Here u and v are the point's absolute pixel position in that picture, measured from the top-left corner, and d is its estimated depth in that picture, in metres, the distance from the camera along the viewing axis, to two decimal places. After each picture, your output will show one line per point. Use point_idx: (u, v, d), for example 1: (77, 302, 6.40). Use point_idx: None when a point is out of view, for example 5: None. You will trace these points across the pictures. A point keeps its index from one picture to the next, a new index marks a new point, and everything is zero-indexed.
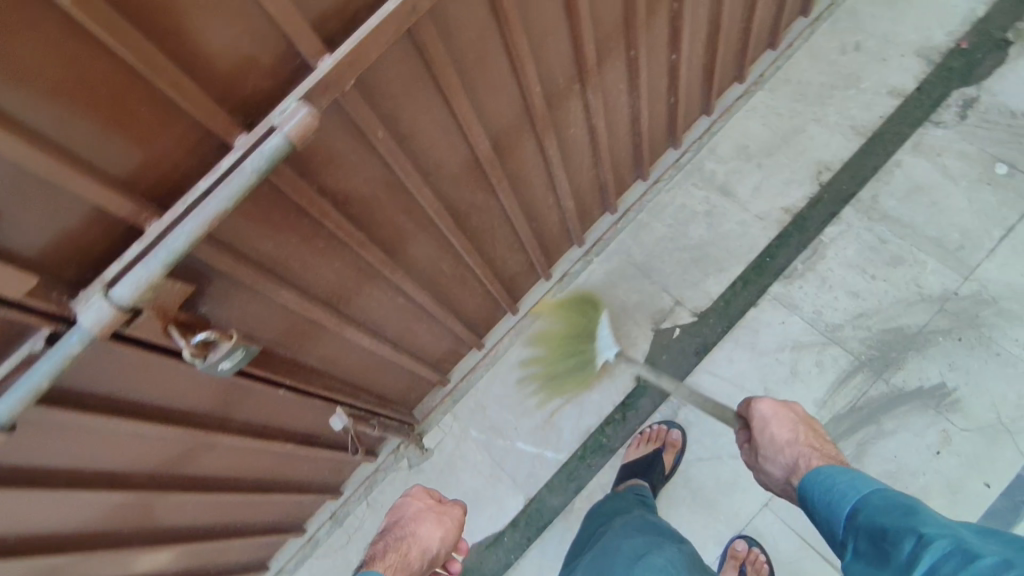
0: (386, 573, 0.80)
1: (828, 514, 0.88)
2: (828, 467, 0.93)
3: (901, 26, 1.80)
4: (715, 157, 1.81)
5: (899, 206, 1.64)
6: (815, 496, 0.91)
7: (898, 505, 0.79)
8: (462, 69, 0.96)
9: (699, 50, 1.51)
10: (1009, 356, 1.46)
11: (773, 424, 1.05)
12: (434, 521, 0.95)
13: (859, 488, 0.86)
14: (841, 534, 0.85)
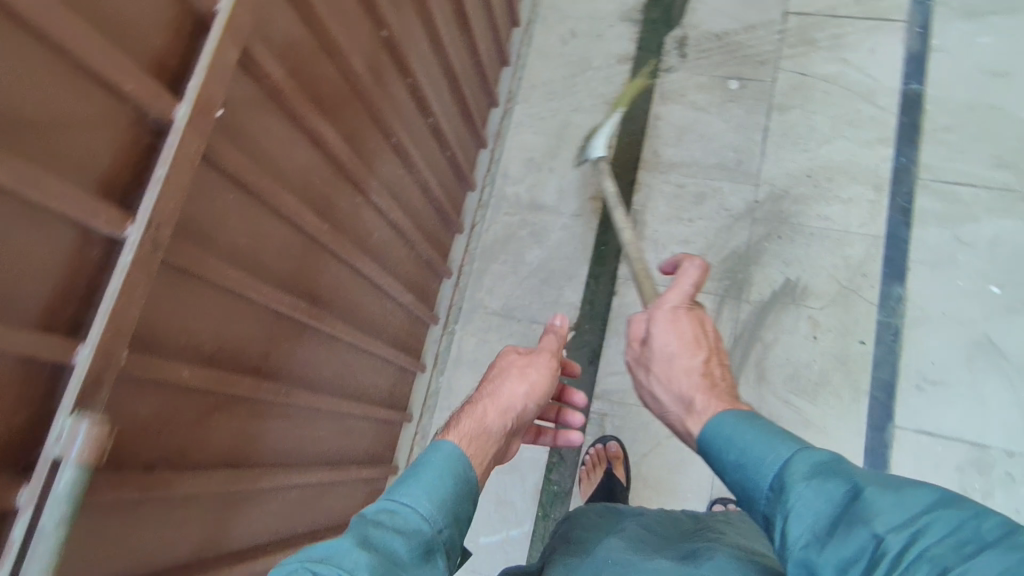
0: (458, 447, 0.78)
1: (741, 481, 0.78)
2: (736, 419, 0.82)
3: (597, 2, 1.97)
4: (511, 180, 1.85)
5: (678, 150, 1.78)
6: (727, 454, 0.80)
7: (834, 478, 0.69)
8: (239, 251, 0.87)
9: (448, 101, 1.52)
10: (821, 230, 1.65)
11: (676, 348, 0.97)
12: (518, 378, 0.95)
13: (773, 449, 0.75)
14: (759, 503, 0.75)
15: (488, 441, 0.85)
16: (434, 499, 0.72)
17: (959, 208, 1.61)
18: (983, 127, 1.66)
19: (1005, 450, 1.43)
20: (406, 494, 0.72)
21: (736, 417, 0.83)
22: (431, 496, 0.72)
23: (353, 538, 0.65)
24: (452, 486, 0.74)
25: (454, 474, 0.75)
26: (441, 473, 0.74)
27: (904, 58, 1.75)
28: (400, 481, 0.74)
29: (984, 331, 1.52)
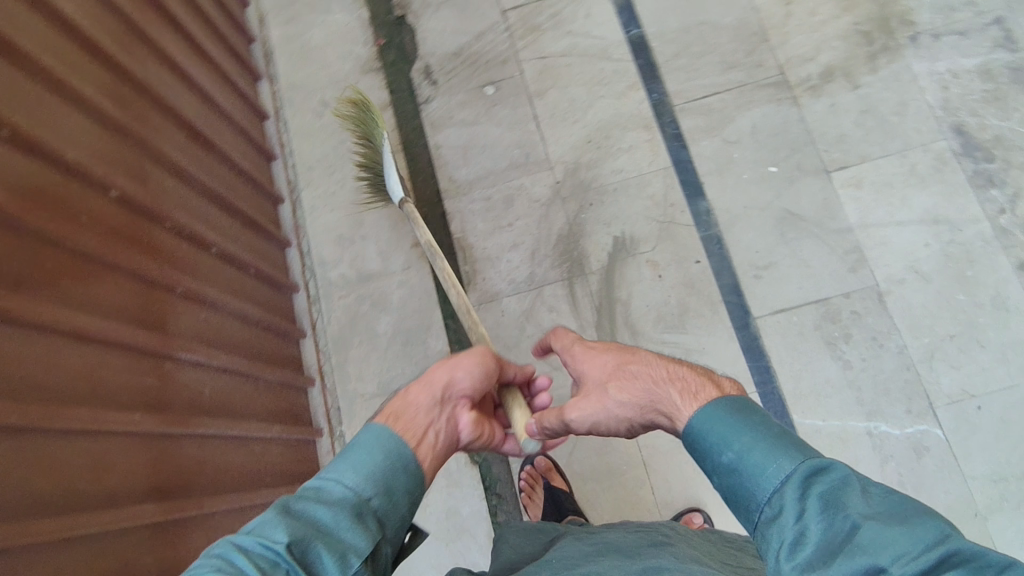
0: (384, 428, 0.82)
1: (738, 483, 0.77)
2: (732, 416, 0.81)
3: (332, 64, 1.96)
4: (330, 262, 1.80)
5: (469, 168, 1.82)
6: (721, 454, 0.80)
7: (833, 504, 0.69)
8: (44, 491, 0.82)
9: (222, 222, 1.45)
10: (620, 183, 1.76)
11: (600, 373, 1.00)
12: (442, 359, 0.98)
13: (773, 461, 0.75)
14: (751, 509, 0.76)
15: (419, 423, 0.87)
16: (366, 471, 0.77)
17: (717, 116, 1.78)
18: (702, 42, 1.84)
19: (842, 295, 1.61)
20: (338, 470, 0.77)
21: (730, 410, 0.82)
22: (361, 469, 0.77)
23: (280, 508, 0.69)
24: (382, 459, 0.79)
25: (382, 450, 0.80)
26: (371, 453, 0.79)
27: (616, 10, 1.91)
28: (333, 463, 0.79)
29: (782, 206, 1.69)
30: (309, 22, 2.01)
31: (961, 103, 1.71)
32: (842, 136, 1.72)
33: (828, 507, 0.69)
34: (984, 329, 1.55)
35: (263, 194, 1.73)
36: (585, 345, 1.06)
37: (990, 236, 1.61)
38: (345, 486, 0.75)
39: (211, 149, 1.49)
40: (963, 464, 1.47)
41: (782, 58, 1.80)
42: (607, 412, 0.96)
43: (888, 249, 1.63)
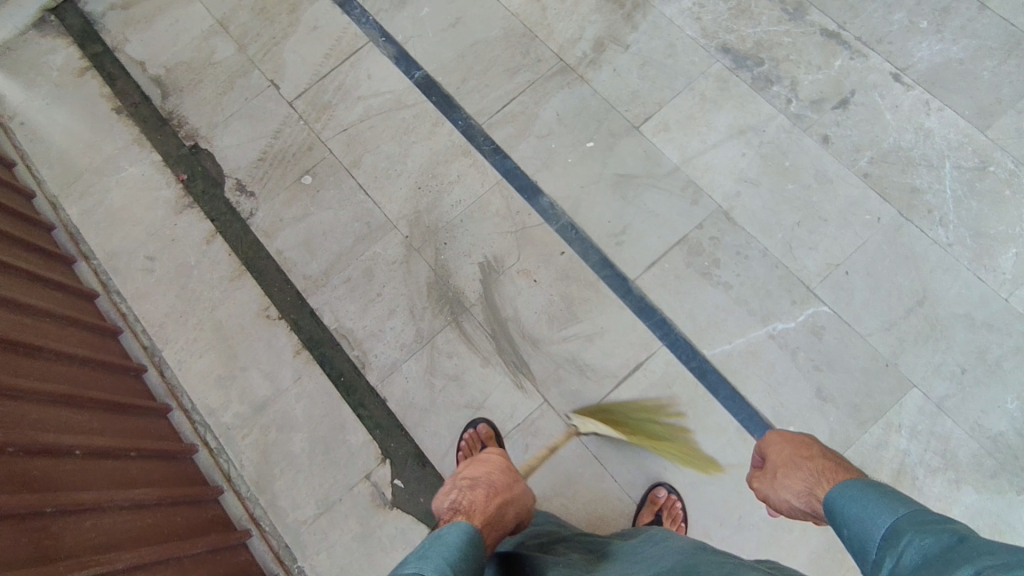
0: (473, 530, 0.95)
1: (860, 535, 0.87)
2: (855, 484, 0.95)
3: (143, 217, 1.88)
4: (220, 408, 1.70)
5: (319, 259, 1.79)
6: (847, 514, 0.91)
7: (936, 530, 0.76)
8: None
9: (80, 418, 1.34)
10: (464, 213, 1.78)
11: (794, 450, 1.15)
12: (516, 495, 1.16)
13: (892, 510, 0.85)
14: (875, 555, 0.83)
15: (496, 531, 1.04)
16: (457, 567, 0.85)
17: (522, 118, 1.85)
18: (482, 61, 1.92)
19: (696, 228, 1.70)
20: (435, 562, 0.85)
21: (868, 487, 0.93)
22: (453, 562, 0.86)
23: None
24: (467, 554, 0.89)
25: (471, 547, 0.91)
26: (460, 547, 0.90)
27: (393, 62, 1.95)
28: (429, 553, 0.88)
29: (612, 172, 1.77)
30: (102, 187, 1.93)
31: (717, 27, 1.87)
32: (635, 93, 1.83)
33: (934, 532, 0.76)
34: (821, 205, 1.68)
35: (120, 372, 1.61)
36: (782, 431, 1.23)
37: (790, 126, 1.75)
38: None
39: (40, 353, 1.37)
40: (858, 327, 1.58)
41: (555, 46, 1.90)
42: (791, 487, 1.09)
43: (715, 171, 1.74)
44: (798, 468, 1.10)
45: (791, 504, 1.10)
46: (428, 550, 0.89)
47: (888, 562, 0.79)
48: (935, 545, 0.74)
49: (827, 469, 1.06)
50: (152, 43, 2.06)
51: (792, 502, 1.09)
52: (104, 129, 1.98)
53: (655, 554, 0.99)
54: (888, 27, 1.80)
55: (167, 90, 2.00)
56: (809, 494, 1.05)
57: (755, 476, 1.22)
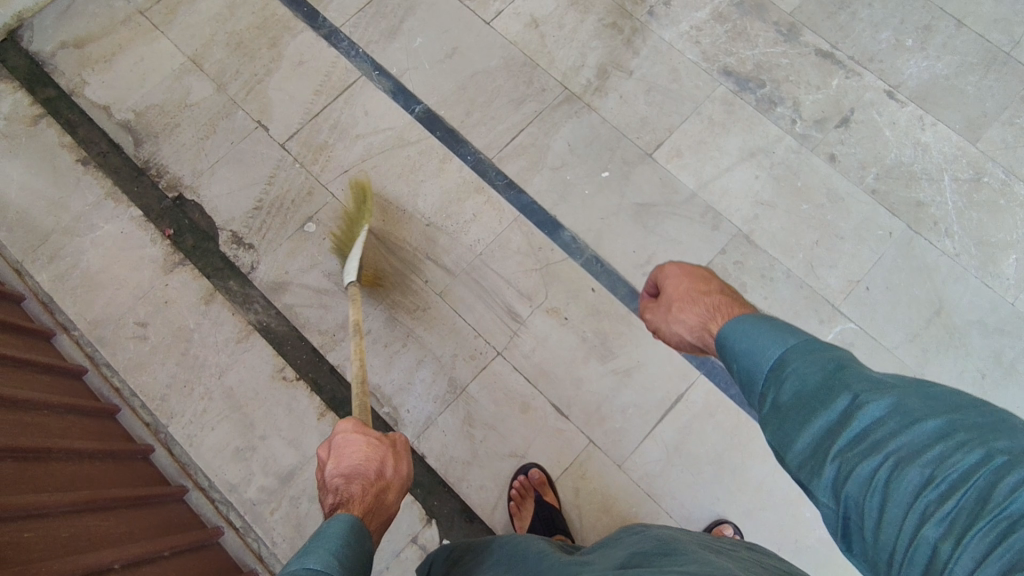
0: (353, 520, 0.85)
1: (746, 367, 0.83)
2: (752, 318, 0.86)
3: (127, 278, 1.70)
4: (242, 483, 1.55)
5: (334, 312, 1.68)
6: (734, 346, 0.85)
7: (824, 358, 0.76)
8: None
9: (106, 524, 1.21)
10: (483, 253, 1.72)
11: (690, 287, 1.02)
12: (390, 458, 1.01)
13: (781, 340, 0.81)
14: (760, 385, 0.81)
15: (384, 517, 0.94)
16: (343, 557, 0.79)
17: (533, 150, 1.81)
18: (484, 92, 1.86)
19: (720, 254, 1.71)
20: (321, 553, 0.78)
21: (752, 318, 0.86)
22: (341, 553, 0.79)
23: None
24: (353, 544, 0.82)
25: (352, 540, 0.82)
26: (332, 541, 0.80)
27: (390, 96, 1.86)
28: (311, 548, 0.79)
29: (630, 202, 1.76)
30: (74, 249, 1.72)
31: (716, 50, 1.89)
32: (644, 119, 1.82)
33: (819, 362, 0.76)
34: (835, 224, 1.73)
35: (128, 458, 1.45)
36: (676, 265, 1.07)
37: (797, 146, 1.79)
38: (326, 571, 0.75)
39: (51, 456, 1.21)
40: (883, 341, 1.64)
41: (559, 75, 1.87)
42: (684, 323, 0.99)
43: (731, 196, 1.76)
44: (696, 303, 0.99)
45: (682, 339, 1.01)
46: (309, 545, 0.80)
47: (772, 390, 0.78)
48: (820, 374, 0.74)
49: (723, 305, 0.96)
50: (115, 84, 1.87)
51: (682, 336, 1.00)
52: (69, 183, 1.78)
53: (632, 539, 0.97)
54: (878, 46, 1.88)
55: (140, 137, 1.83)
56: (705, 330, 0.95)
57: (645, 306, 1.09)
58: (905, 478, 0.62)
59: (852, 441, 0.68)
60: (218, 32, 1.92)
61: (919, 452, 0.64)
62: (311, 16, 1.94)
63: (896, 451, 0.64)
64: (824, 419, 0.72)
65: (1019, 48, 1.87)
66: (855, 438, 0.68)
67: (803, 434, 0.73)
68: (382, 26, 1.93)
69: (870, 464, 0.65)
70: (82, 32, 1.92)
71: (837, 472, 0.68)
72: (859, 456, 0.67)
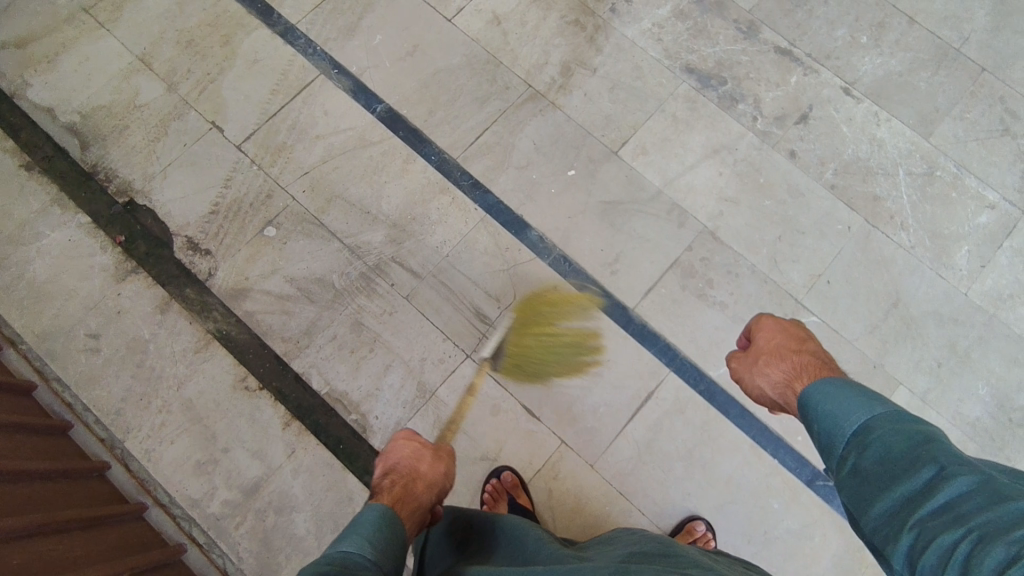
0: (384, 508, 0.89)
1: (828, 431, 0.90)
2: (836, 382, 0.95)
3: (75, 288, 1.63)
4: (204, 498, 1.50)
5: (298, 318, 1.63)
6: (817, 409, 0.93)
7: (912, 430, 0.81)
8: None
9: (60, 548, 1.15)
10: (450, 256, 1.69)
11: (782, 344, 1.14)
12: (429, 465, 1.10)
13: (867, 408, 0.87)
14: (841, 449, 0.88)
15: (418, 507, 0.99)
16: (377, 542, 0.83)
17: (498, 149, 1.79)
18: (447, 90, 1.83)
19: (686, 250, 1.72)
20: (355, 538, 0.82)
21: (839, 384, 0.94)
22: (370, 537, 0.83)
23: (310, 572, 0.74)
24: (386, 532, 0.85)
25: (384, 526, 0.85)
26: (363, 525, 0.85)
27: (351, 95, 1.82)
28: (347, 533, 0.84)
29: (597, 200, 1.75)
30: (19, 258, 1.64)
31: (678, 47, 1.90)
32: (608, 117, 1.82)
33: (906, 432, 0.81)
34: (797, 219, 1.75)
35: (82, 476, 1.38)
36: (776, 320, 1.20)
37: (758, 142, 1.82)
38: (358, 553, 0.80)
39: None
40: (844, 333, 1.67)
41: (522, 73, 1.85)
42: (769, 377, 1.10)
43: (696, 193, 1.77)
44: (783, 359, 1.10)
45: (763, 392, 1.12)
46: (346, 531, 0.85)
47: (854, 455, 0.84)
48: (905, 443, 0.80)
49: (807, 367, 1.06)
50: (59, 85, 1.79)
51: (765, 391, 1.12)
52: (11, 190, 1.69)
53: (629, 540, 1.00)
54: (834, 43, 1.91)
55: (87, 140, 1.75)
56: (786, 385, 1.06)
57: (733, 355, 1.23)
58: (984, 551, 0.64)
59: (931, 516, 0.72)
60: (169, 30, 1.84)
61: (1002, 528, 0.65)
62: (266, 13, 1.88)
63: (978, 524, 0.67)
64: (907, 488, 0.77)
65: (968, 45, 1.93)
66: (937, 509, 0.72)
67: (882, 498, 0.78)
68: (340, 23, 1.88)
69: (950, 533, 0.68)
70: (22, 30, 1.82)
71: (916, 540, 0.72)
72: (938, 527, 0.70)
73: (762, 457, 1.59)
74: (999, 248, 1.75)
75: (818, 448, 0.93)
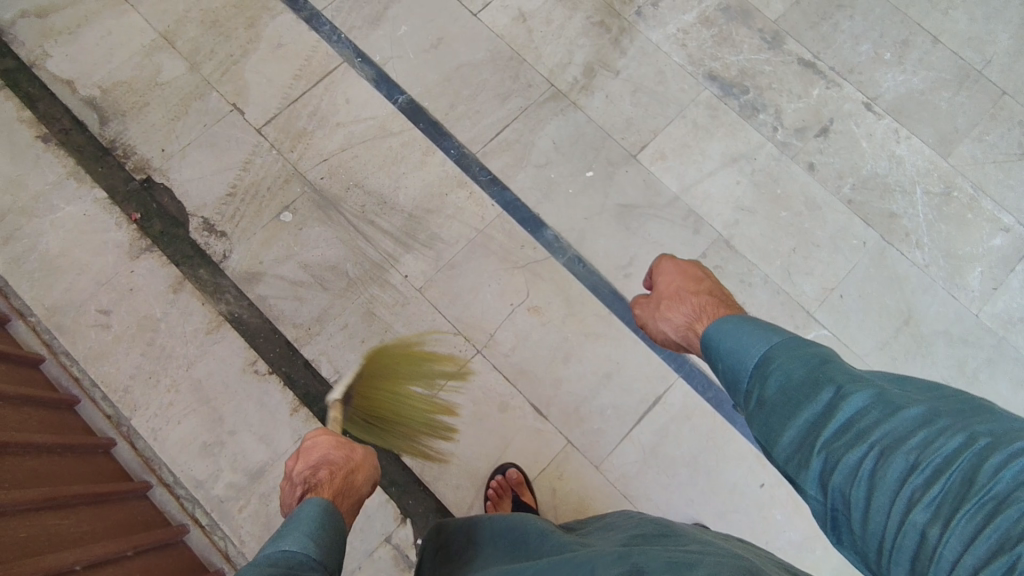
0: (324, 501, 0.89)
1: (731, 367, 0.88)
2: (738, 321, 0.92)
3: (87, 264, 1.62)
4: (208, 479, 1.50)
5: (310, 304, 1.63)
6: (720, 346, 0.91)
7: (806, 353, 0.80)
8: None
9: (67, 522, 1.14)
10: (465, 251, 1.69)
11: (681, 286, 1.14)
12: (354, 454, 1.08)
13: (765, 338, 0.85)
14: (746, 383, 0.85)
15: (354, 497, 1.02)
16: (318, 539, 0.83)
17: (518, 146, 1.79)
18: (470, 85, 1.83)
19: (700, 257, 1.72)
20: (296, 535, 0.82)
21: (734, 321, 0.93)
22: (313, 534, 0.83)
23: None
24: (326, 526, 0.85)
25: (327, 522, 0.86)
26: (302, 520, 0.85)
27: (373, 85, 1.81)
28: (286, 531, 0.83)
29: (614, 203, 1.75)
30: (32, 230, 1.63)
31: (702, 54, 1.89)
32: (629, 120, 1.82)
33: (802, 357, 0.80)
34: (813, 231, 1.76)
35: (89, 452, 1.38)
36: (675, 260, 1.20)
37: (777, 153, 1.82)
38: (302, 552, 0.80)
39: (7, 451, 1.14)
40: (854, 348, 1.68)
41: (545, 71, 1.85)
42: (671, 321, 1.10)
43: (713, 200, 1.77)
44: (683, 302, 1.10)
45: (667, 336, 1.12)
46: (284, 529, 0.84)
47: (756, 387, 0.83)
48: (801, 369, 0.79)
49: (707, 307, 1.06)
50: (80, 58, 1.78)
51: (668, 334, 1.11)
52: (28, 160, 1.69)
53: (628, 524, 1.00)
54: (857, 58, 1.92)
55: (106, 114, 1.74)
56: (689, 328, 1.06)
57: (636, 299, 1.22)
58: (891, 465, 0.66)
59: (836, 436, 0.72)
60: (194, 9, 1.83)
61: (901, 438, 0.67)
62: None
63: (880, 439, 0.68)
64: (809, 413, 0.75)
65: (991, 68, 1.93)
66: (840, 428, 0.72)
67: (788, 427, 0.76)
68: (366, 12, 1.87)
69: (855, 451, 0.69)
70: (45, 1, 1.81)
71: (823, 463, 0.72)
72: (843, 447, 0.71)
73: (766, 468, 1.59)
74: (1012, 271, 1.76)
75: (724, 386, 0.91)
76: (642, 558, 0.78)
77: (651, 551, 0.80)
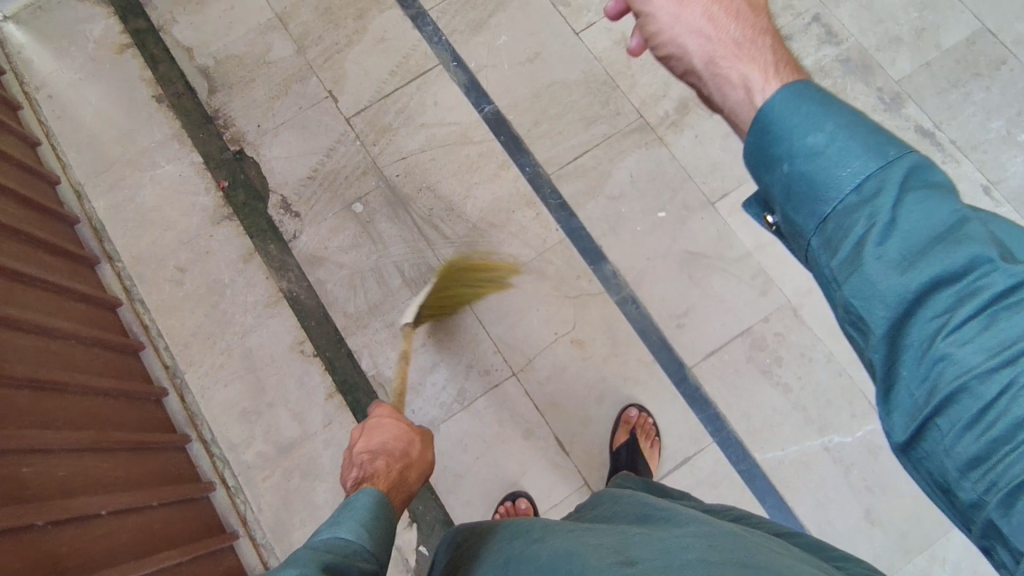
0: (379, 492, 0.88)
1: (808, 179, 0.59)
2: (820, 100, 0.61)
3: (173, 223, 1.75)
4: (241, 444, 1.59)
5: (364, 296, 1.68)
6: (793, 145, 0.60)
7: (939, 201, 0.55)
8: None
9: (105, 468, 1.24)
10: (520, 272, 1.68)
11: None
12: (412, 446, 1.08)
13: (877, 153, 0.57)
14: (832, 208, 0.57)
15: (407, 493, 1.01)
16: (371, 530, 0.83)
17: (594, 174, 1.75)
18: (558, 104, 1.80)
19: (762, 321, 1.63)
20: (350, 524, 0.82)
21: (816, 98, 0.61)
22: (367, 525, 0.83)
23: (315, 563, 0.72)
24: (380, 517, 0.85)
25: (380, 512, 0.85)
26: (358, 512, 0.84)
27: (463, 91, 1.83)
28: (339, 519, 0.83)
29: (681, 248, 1.69)
30: (134, 182, 1.78)
31: None
32: (715, 165, 1.74)
33: (938, 209, 0.54)
34: None
35: (142, 399, 1.49)
36: None
37: None
38: (356, 541, 0.80)
39: (67, 390, 1.25)
40: None
41: (637, 101, 1.80)
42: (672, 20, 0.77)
43: (789, 263, 1.67)
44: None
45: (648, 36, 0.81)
46: (339, 515, 0.84)
47: (854, 226, 0.56)
48: (939, 220, 0.54)
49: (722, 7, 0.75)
50: (203, 28, 1.89)
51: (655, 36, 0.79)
52: (141, 117, 1.83)
53: (636, 507, 0.99)
54: (985, 135, 1.74)
55: (215, 84, 1.86)
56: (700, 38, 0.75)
57: None
58: None
59: (980, 336, 0.51)
60: None
61: None
62: None
63: None
64: (945, 292, 0.52)
65: None
66: (988, 329, 0.51)
67: (900, 296, 0.53)
68: (471, 17, 1.88)
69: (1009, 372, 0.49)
70: None
71: (950, 369, 0.52)
72: (990, 357, 0.50)
73: None
74: None
75: (773, 191, 0.62)
76: (639, 549, 0.77)
77: (648, 539, 0.80)
